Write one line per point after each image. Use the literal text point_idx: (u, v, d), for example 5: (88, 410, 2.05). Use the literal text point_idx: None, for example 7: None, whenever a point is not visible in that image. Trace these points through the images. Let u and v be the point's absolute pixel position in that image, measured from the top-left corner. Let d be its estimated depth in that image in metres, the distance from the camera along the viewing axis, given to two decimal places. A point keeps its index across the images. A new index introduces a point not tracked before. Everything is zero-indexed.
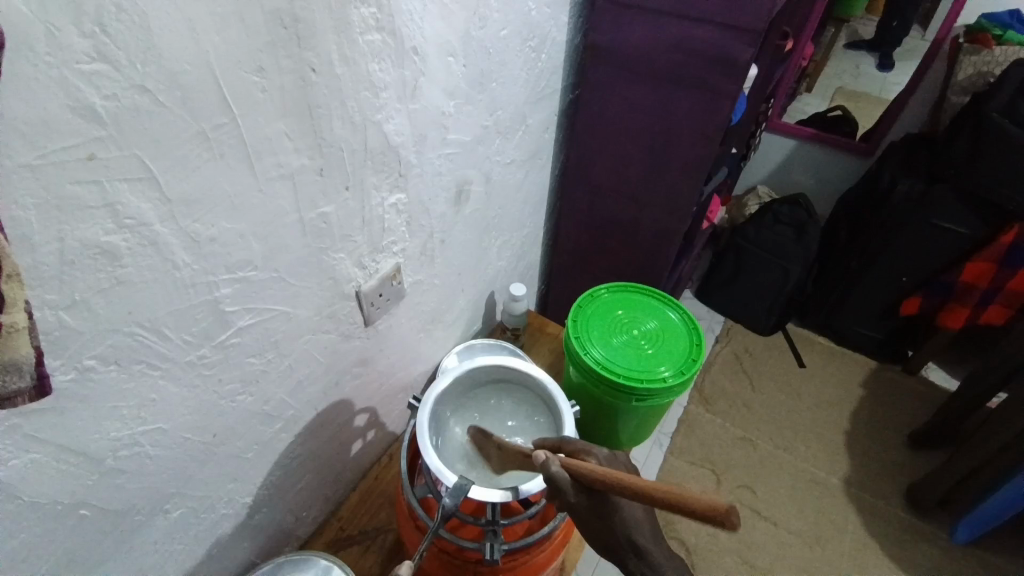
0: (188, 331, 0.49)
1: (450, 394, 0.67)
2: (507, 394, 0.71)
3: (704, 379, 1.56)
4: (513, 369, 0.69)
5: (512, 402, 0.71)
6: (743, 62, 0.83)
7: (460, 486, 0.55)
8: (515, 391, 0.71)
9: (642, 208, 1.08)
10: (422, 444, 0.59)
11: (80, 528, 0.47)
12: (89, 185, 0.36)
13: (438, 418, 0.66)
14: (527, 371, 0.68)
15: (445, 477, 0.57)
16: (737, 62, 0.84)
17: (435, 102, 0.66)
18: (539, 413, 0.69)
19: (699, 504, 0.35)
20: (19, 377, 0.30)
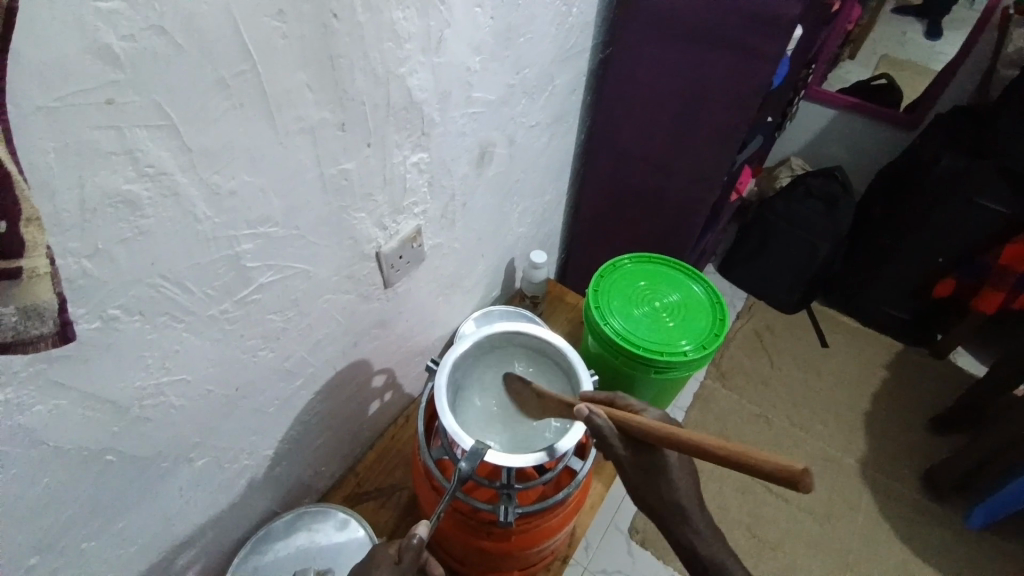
0: (210, 285, 0.48)
1: (467, 360, 0.67)
2: (524, 360, 0.70)
3: (723, 354, 1.54)
4: (532, 337, 0.68)
5: (530, 368, 0.70)
6: (786, 20, 0.78)
7: (476, 450, 0.55)
8: (532, 358, 0.70)
9: (669, 176, 1.04)
10: (439, 409, 0.59)
11: (109, 472, 0.48)
12: (108, 131, 0.35)
13: (455, 383, 0.66)
14: (545, 338, 0.67)
15: (462, 441, 0.57)
16: (779, 20, 0.79)
17: (460, 57, 0.63)
18: (556, 380, 0.68)
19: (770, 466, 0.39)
20: (42, 322, 0.29)
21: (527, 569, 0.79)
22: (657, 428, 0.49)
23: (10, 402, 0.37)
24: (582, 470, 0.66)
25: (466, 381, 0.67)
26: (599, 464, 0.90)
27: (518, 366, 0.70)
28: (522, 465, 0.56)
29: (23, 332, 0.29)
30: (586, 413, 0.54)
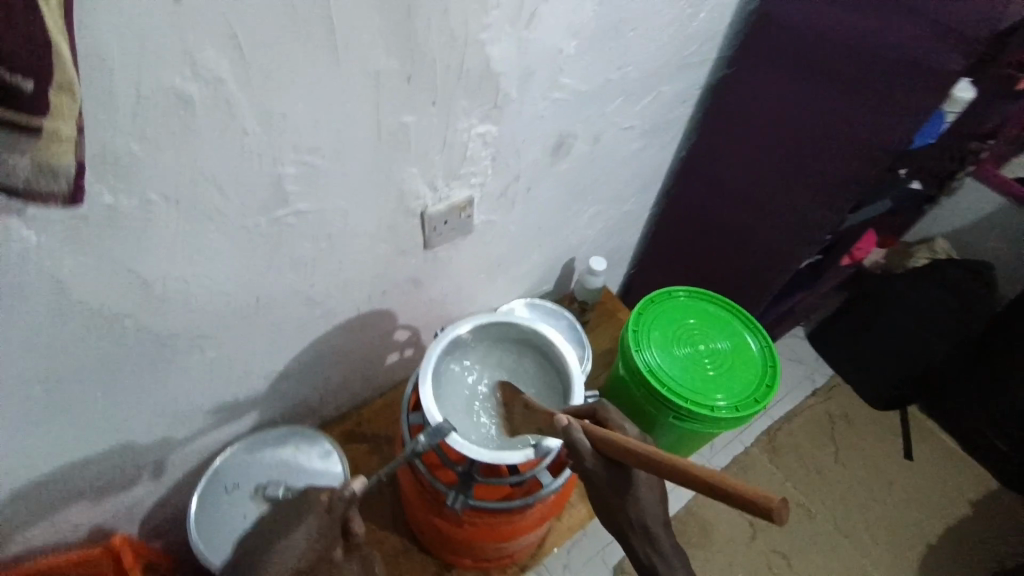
0: (249, 198, 0.51)
1: (469, 341, 0.66)
2: (527, 360, 0.68)
3: (780, 426, 1.38)
4: (540, 338, 0.66)
5: (530, 367, 0.68)
6: (943, 74, 0.66)
7: (438, 429, 0.56)
8: (535, 360, 0.68)
9: (763, 219, 0.94)
10: (421, 382, 0.60)
11: (125, 335, 0.54)
12: (171, 29, 0.38)
13: (450, 360, 0.66)
14: (550, 341, 0.65)
15: (431, 416, 0.58)
16: (930, 72, 0.66)
17: (553, 38, 0.61)
18: (549, 387, 0.65)
19: (750, 496, 0.38)
20: (55, 182, 0.33)
21: (481, 563, 0.76)
22: (631, 447, 0.47)
23: (45, 247, 0.43)
24: (549, 486, 0.62)
25: (463, 364, 0.67)
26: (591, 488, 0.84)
27: (518, 365, 0.68)
28: (494, 462, 0.55)
29: (36, 185, 0.32)
30: (563, 427, 0.52)
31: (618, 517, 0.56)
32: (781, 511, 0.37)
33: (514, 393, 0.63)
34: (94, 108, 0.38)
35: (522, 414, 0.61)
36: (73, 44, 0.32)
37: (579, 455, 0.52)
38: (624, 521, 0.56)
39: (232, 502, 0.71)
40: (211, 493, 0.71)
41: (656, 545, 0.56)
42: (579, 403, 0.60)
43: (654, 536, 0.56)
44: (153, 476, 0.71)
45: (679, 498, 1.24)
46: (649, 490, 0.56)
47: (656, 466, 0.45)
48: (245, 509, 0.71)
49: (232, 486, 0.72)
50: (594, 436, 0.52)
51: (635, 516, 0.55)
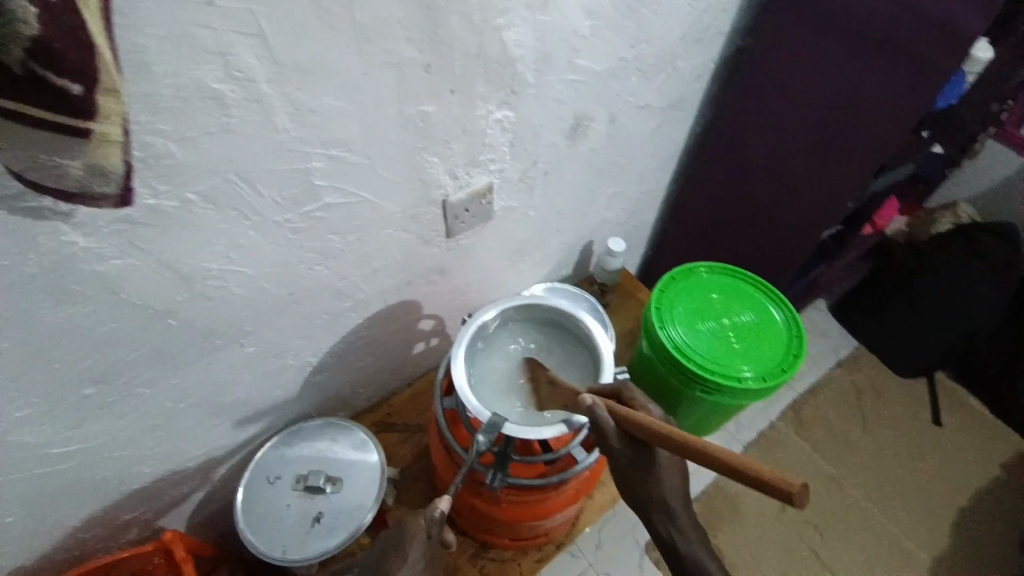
0: (281, 194, 0.53)
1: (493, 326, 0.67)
2: (549, 335, 0.69)
3: (806, 402, 1.38)
4: (562, 313, 0.67)
5: (554, 345, 0.69)
6: (964, 33, 0.67)
7: (493, 422, 0.57)
8: (557, 334, 0.69)
9: (785, 191, 0.94)
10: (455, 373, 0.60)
11: (169, 334, 0.55)
12: (206, 29, 0.39)
13: (477, 346, 0.66)
14: (573, 316, 0.67)
15: (480, 413, 0.58)
16: (956, 31, 0.67)
17: (569, 18, 0.61)
18: (575, 359, 0.67)
19: (769, 480, 0.38)
20: (105, 183, 0.34)
21: (517, 543, 0.78)
22: (652, 427, 0.48)
23: (93, 249, 0.45)
24: (583, 463, 0.63)
25: (488, 344, 0.67)
26: None
27: (541, 341, 0.69)
28: (551, 434, 0.57)
29: (88, 186, 0.34)
30: (588, 403, 0.53)
31: (637, 493, 0.57)
32: (801, 496, 0.37)
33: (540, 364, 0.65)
34: (136, 111, 0.39)
35: (548, 389, 0.63)
36: (118, 52, 0.33)
37: (603, 433, 0.53)
38: (642, 498, 0.57)
39: (276, 493, 0.73)
40: (255, 485, 0.73)
41: (675, 522, 0.57)
42: (605, 381, 0.61)
43: (674, 512, 0.57)
44: (198, 470, 0.74)
45: (707, 476, 1.25)
46: (684, 462, 0.57)
47: (676, 447, 0.45)
48: (289, 499, 0.73)
49: (275, 477, 0.74)
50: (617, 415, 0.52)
51: (653, 494, 0.56)
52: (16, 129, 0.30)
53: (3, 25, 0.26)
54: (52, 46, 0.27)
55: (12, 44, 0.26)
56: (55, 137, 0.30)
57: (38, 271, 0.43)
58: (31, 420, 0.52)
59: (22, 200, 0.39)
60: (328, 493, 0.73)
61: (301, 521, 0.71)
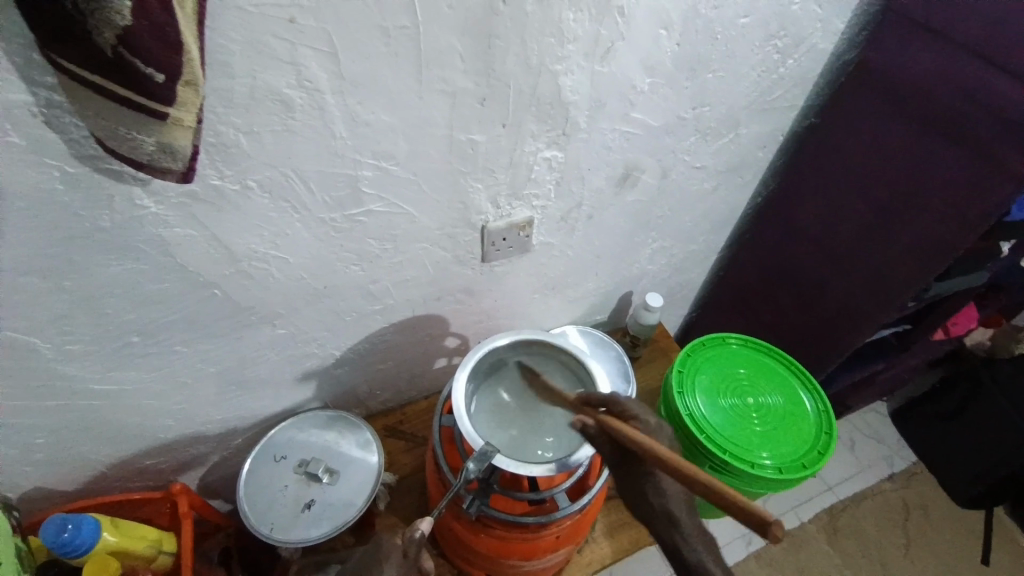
0: (329, 194, 0.57)
1: (505, 354, 0.68)
2: (558, 371, 0.69)
3: (844, 507, 1.26)
4: (570, 354, 0.67)
5: (559, 385, 0.68)
6: None
7: (485, 453, 0.56)
8: (565, 370, 0.68)
9: (838, 273, 0.89)
10: (455, 392, 0.61)
11: (210, 302, 0.61)
12: (284, 42, 0.44)
13: (483, 371, 0.67)
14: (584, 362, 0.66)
15: (474, 441, 0.58)
16: None
17: (627, 72, 0.63)
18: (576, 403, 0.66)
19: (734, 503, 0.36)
20: (173, 160, 0.39)
21: None
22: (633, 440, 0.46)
23: (160, 215, 0.51)
24: (565, 510, 0.62)
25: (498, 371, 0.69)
26: (615, 530, 0.81)
27: (548, 373, 0.69)
28: (541, 474, 0.56)
29: (157, 160, 0.39)
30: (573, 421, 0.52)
31: (642, 514, 0.55)
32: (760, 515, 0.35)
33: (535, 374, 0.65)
34: (214, 103, 0.45)
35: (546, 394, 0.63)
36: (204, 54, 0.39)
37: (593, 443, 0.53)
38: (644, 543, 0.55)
39: (276, 471, 0.77)
40: (261, 460, 0.77)
41: None
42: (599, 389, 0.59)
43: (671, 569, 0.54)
44: (214, 434, 0.79)
45: None
46: None
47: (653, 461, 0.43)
48: (286, 480, 0.76)
49: (280, 456, 0.78)
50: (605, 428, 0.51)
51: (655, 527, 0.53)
52: (108, 105, 0.36)
53: (97, 11, 0.31)
54: (134, 30, 0.32)
55: (104, 28, 0.31)
56: (139, 116, 0.36)
57: (109, 226, 0.50)
58: (80, 354, 0.59)
59: (104, 162, 0.45)
60: (322, 483, 0.75)
61: (293, 504, 0.74)
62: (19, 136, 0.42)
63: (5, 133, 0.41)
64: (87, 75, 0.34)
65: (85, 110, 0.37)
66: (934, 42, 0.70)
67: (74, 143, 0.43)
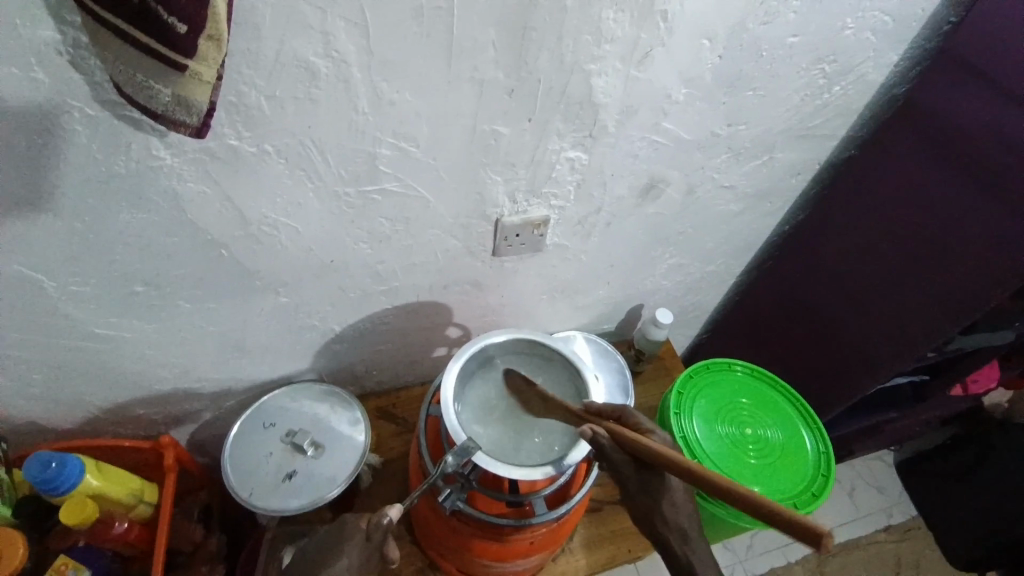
0: (346, 169, 0.57)
1: (499, 353, 0.67)
2: (549, 374, 0.68)
3: (834, 553, 1.23)
4: (565, 361, 0.66)
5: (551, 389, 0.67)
6: None
7: (466, 448, 0.55)
8: (556, 372, 0.67)
9: (859, 316, 0.87)
10: (443, 389, 0.61)
11: (217, 262, 0.61)
12: (316, 10, 0.44)
13: (475, 368, 0.67)
14: (577, 369, 0.65)
15: (457, 436, 0.58)
16: None
17: (664, 81, 0.61)
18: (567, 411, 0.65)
19: (794, 522, 0.35)
20: (188, 113, 0.39)
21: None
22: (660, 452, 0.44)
23: (175, 170, 0.51)
24: (541, 516, 0.61)
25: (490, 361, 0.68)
26: (594, 544, 0.80)
27: (534, 372, 0.68)
28: (520, 477, 0.56)
29: (171, 112, 0.39)
30: (586, 433, 0.50)
31: None
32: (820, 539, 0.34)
33: (527, 382, 0.64)
34: (240, 64, 0.45)
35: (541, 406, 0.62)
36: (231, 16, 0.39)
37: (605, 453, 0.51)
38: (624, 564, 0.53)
39: (263, 438, 0.77)
40: (250, 424, 0.78)
41: None
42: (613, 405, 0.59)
43: None
44: (209, 393, 0.79)
45: None
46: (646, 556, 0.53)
47: (683, 473, 0.42)
48: (271, 447, 0.76)
49: (268, 423, 0.78)
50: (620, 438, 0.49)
51: None
52: (129, 51, 0.35)
53: None
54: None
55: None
56: (158, 66, 0.36)
57: (124, 174, 0.50)
58: (84, 297, 0.59)
59: (124, 109, 0.45)
60: (307, 456, 0.75)
61: (275, 472, 0.74)
62: (44, 74, 0.42)
63: (31, 69, 0.41)
64: (110, 18, 0.34)
65: (106, 54, 0.37)
66: (988, 91, 0.67)
67: (97, 86, 0.44)
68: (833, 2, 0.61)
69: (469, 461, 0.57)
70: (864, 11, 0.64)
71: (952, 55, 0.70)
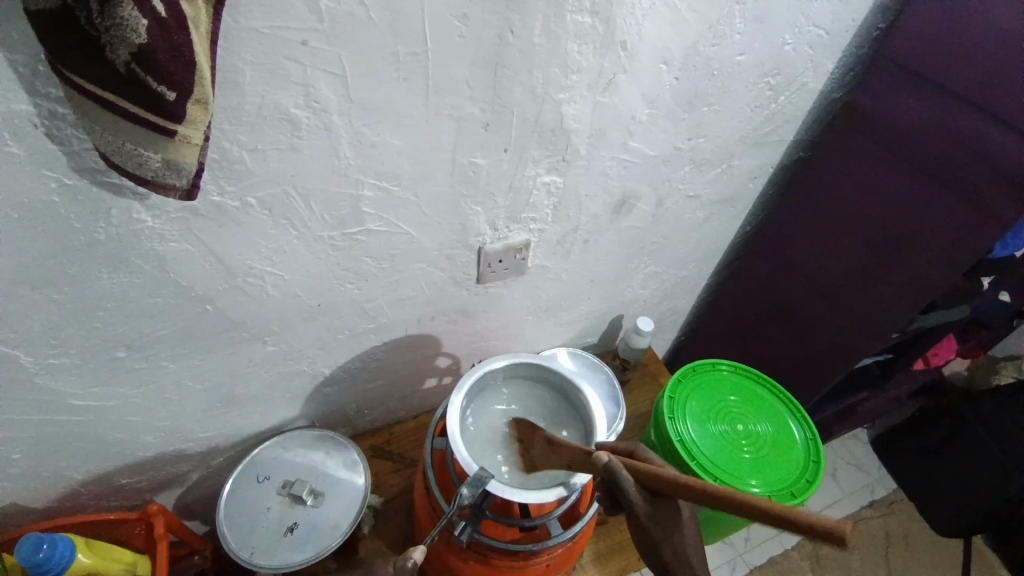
0: (330, 213, 0.57)
1: (499, 377, 0.69)
2: (554, 398, 0.69)
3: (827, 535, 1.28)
4: (563, 378, 0.67)
5: (552, 408, 0.69)
6: None
7: (480, 478, 0.56)
8: (556, 391, 0.69)
9: (830, 307, 0.92)
10: (450, 417, 0.61)
11: (203, 317, 0.60)
12: (296, 64, 0.45)
13: (477, 395, 0.67)
14: (576, 385, 0.66)
15: (469, 466, 0.58)
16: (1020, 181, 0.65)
17: (629, 104, 0.65)
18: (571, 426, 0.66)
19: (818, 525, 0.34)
20: (177, 176, 0.39)
21: None
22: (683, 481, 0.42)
23: (157, 229, 0.50)
24: (558, 536, 0.62)
25: (494, 390, 0.69)
26: (605, 557, 0.80)
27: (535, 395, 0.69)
28: (537, 500, 0.56)
29: (161, 177, 0.38)
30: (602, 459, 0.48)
31: None
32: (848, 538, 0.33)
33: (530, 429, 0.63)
34: (222, 120, 0.45)
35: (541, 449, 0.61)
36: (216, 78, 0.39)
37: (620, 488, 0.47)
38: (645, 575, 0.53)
39: (260, 492, 0.74)
40: (243, 480, 0.75)
41: None
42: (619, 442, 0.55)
43: None
44: (197, 452, 0.76)
45: None
46: None
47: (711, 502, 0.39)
48: (269, 501, 0.73)
49: (263, 477, 0.75)
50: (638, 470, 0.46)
51: None
52: (116, 120, 0.35)
53: (114, 29, 0.31)
54: (150, 48, 0.32)
55: (119, 45, 0.31)
56: (148, 133, 0.36)
57: (104, 238, 0.49)
58: (63, 368, 0.57)
59: (104, 175, 0.45)
60: (307, 505, 0.73)
61: (276, 526, 0.72)
62: (18, 147, 0.41)
63: (5, 143, 0.40)
64: (98, 91, 0.34)
65: (93, 125, 0.36)
66: (924, 88, 0.73)
67: (75, 155, 0.43)
68: (773, 22, 0.66)
69: (482, 491, 0.57)
70: (801, 27, 0.69)
71: (889, 57, 0.76)
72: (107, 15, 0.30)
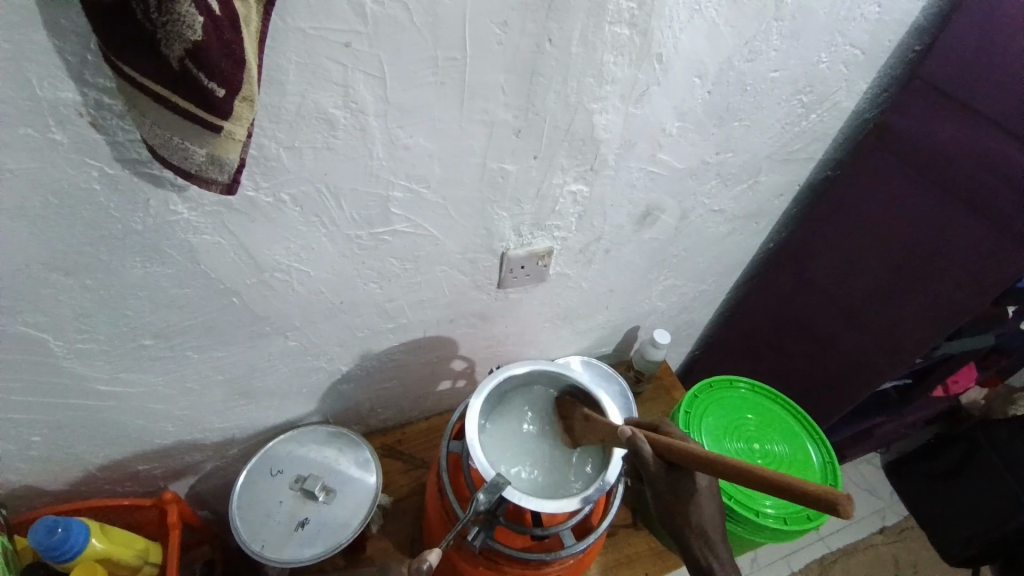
0: (360, 212, 0.58)
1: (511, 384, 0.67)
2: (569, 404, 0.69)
3: (835, 560, 1.27)
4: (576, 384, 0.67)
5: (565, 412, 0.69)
6: None
7: (496, 484, 0.55)
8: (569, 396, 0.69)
9: (850, 326, 0.91)
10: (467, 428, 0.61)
11: (228, 309, 0.61)
12: (338, 65, 0.45)
13: (488, 407, 0.67)
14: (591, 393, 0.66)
15: (486, 472, 0.57)
16: None
17: (659, 116, 0.64)
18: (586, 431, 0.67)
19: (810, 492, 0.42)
20: (219, 170, 0.39)
21: None
22: (698, 456, 0.50)
23: (192, 222, 0.51)
24: (570, 547, 0.61)
25: (530, 388, 0.70)
26: (614, 568, 0.80)
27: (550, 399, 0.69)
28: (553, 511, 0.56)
29: (204, 171, 0.39)
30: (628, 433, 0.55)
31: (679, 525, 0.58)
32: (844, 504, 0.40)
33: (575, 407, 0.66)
34: (261, 118, 0.46)
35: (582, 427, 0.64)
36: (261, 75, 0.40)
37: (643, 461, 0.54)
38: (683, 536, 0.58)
39: (272, 485, 0.75)
40: (257, 472, 0.75)
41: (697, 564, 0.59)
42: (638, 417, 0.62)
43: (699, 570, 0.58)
44: (212, 443, 0.77)
45: None
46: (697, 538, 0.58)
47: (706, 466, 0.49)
48: (282, 495, 0.74)
49: (276, 471, 0.76)
50: (658, 444, 0.54)
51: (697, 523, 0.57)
52: (163, 112, 0.36)
53: (169, 25, 0.31)
54: (203, 46, 0.32)
55: (174, 41, 0.32)
56: (193, 126, 0.36)
57: (141, 228, 0.49)
58: (91, 353, 0.58)
59: (144, 166, 0.46)
60: (319, 501, 0.73)
61: (287, 520, 0.72)
62: (63, 135, 0.42)
63: (50, 130, 0.41)
64: (147, 84, 0.35)
65: (142, 117, 0.37)
66: (958, 112, 0.72)
67: (118, 145, 0.44)
68: (810, 39, 0.66)
69: (498, 497, 0.57)
70: (837, 46, 0.69)
71: (922, 78, 0.75)
72: (164, 11, 0.31)
